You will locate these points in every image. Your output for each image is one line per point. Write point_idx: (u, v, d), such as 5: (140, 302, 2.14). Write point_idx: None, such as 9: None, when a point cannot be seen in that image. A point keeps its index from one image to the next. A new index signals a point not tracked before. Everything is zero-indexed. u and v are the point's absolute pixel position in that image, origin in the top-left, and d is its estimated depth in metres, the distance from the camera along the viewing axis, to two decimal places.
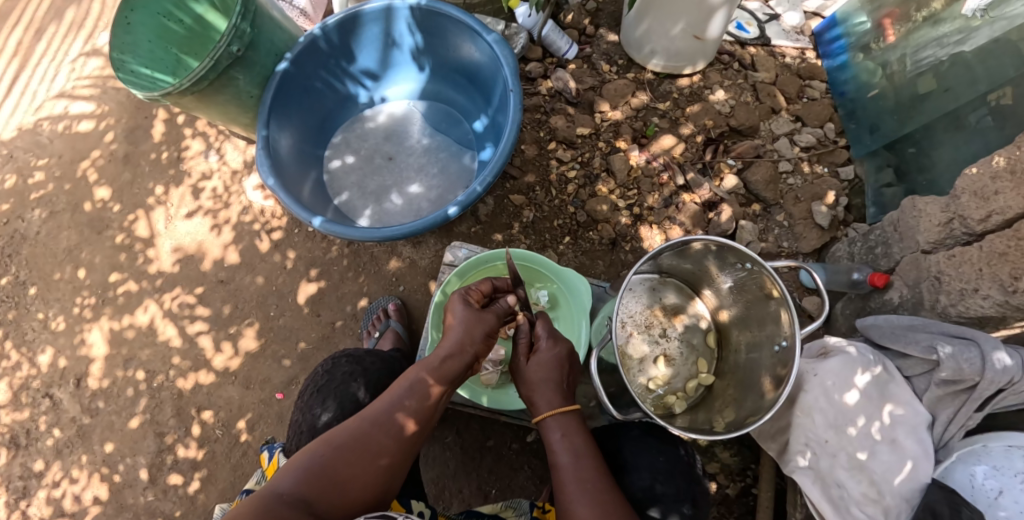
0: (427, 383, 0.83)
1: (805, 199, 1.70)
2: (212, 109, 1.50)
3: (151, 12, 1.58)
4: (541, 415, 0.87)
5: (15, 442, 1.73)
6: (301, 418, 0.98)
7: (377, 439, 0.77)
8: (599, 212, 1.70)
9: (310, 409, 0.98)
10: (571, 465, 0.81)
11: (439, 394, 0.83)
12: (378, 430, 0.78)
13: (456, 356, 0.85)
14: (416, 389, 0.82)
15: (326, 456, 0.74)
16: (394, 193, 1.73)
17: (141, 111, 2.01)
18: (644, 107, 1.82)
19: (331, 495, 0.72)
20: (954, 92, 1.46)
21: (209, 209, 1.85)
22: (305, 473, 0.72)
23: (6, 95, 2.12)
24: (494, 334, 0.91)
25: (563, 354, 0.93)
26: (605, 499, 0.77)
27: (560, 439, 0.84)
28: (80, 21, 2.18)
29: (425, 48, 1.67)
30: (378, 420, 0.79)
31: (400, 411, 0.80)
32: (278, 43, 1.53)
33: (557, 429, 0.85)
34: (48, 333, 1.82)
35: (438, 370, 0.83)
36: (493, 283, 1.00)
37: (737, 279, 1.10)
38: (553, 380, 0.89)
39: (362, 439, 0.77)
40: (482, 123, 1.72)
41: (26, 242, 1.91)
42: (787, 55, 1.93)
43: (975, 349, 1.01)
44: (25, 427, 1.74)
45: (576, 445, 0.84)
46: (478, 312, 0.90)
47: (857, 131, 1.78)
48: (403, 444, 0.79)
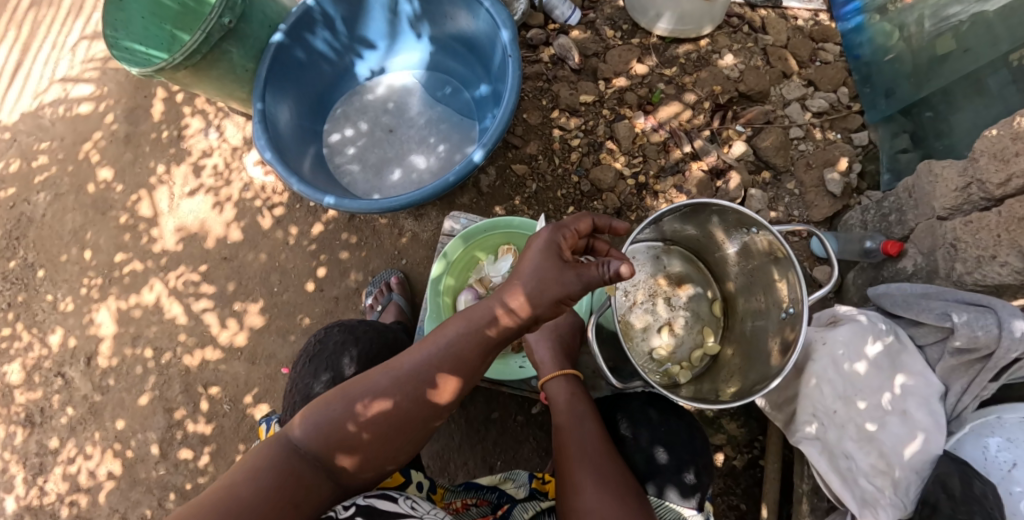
0: (466, 349, 0.71)
1: (817, 165, 1.64)
2: (209, 85, 1.49)
3: None
4: (550, 375, 0.93)
5: (30, 420, 1.77)
6: (295, 388, 0.97)
7: (400, 404, 0.70)
8: (604, 181, 1.66)
9: (305, 379, 0.97)
10: (574, 424, 0.84)
11: (478, 355, 0.72)
12: (399, 392, 0.70)
13: (512, 316, 0.69)
14: (458, 348, 0.71)
15: (342, 416, 0.69)
16: (395, 166, 1.67)
17: (141, 90, 1.98)
18: (649, 72, 1.76)
19: (346, 454, 0.69)
20: (974, 53, 1.40)
21: (211, 186, 1.83)
22: (320, 430, 0.68)
23: (7, 79, 2.12)
24: (569, 300, 0.70)
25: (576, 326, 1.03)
26: (603, 458, 0.79)
27: (566, 401, 0.89)
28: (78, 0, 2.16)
29: (423, 16, 1.61)
30: (402, 382, 0.70)
31: (428, 375, 0.70)
32: (271, 14, 1.52)
33: (564, 391, 0.90)
34: (58, 314, 1.84)
35: (487, 330, 0.70)
36: (593, 222, 0.79)
37: (744, 244, 1.08)
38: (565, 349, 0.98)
39: (383, 402, 0.69)
40: (483, 92, 1.66)
41: (33, 224, 1.93)
42: (799, 18, 1.86)
43: (991, 317, 0.98)
44: (39, 406, 1.77)
45: (580, 406, 0.88)
46: (562, 268, 0.70)
47: (872, 96, 1.72)
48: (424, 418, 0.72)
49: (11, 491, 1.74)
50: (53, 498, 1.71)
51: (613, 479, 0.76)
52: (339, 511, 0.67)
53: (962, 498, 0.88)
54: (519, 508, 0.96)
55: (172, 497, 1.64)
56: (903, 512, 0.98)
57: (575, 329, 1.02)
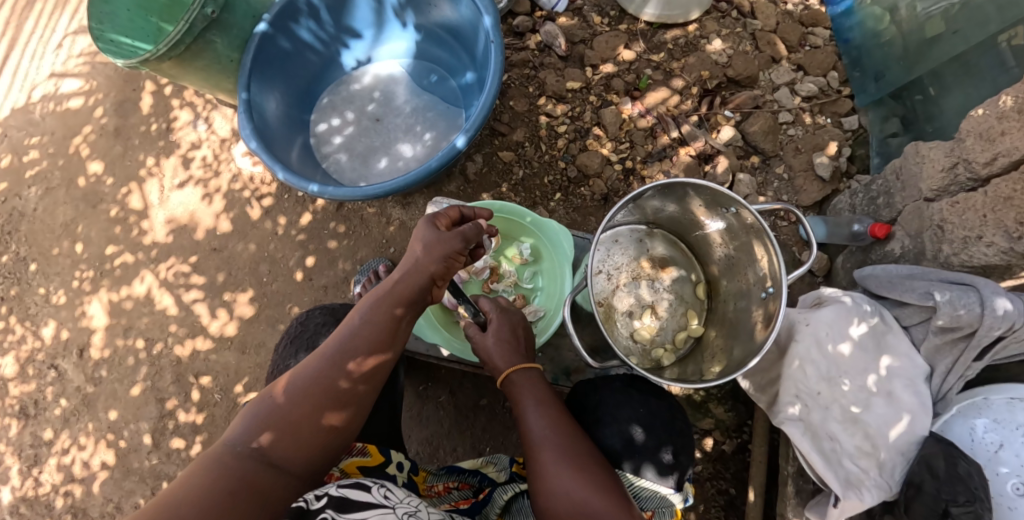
0: (380, 316, 0.79)
1: (806, 149, 1.65)
2: (193, 75, 1.49)
3: None
4: (505, 371, 0.87)
5: (24, 412, 1.79)
6: (275, 371, 0.98)
7: (332, 384, 0.73)
8: (591, 167, 1.66)
9: (284, 361, 0.97)
10: (535, 410, 0.82)
11: (394, 322, 0.80)
12: (331, 370, 0.74)
13: (412, 277, 0.82)
14: (373, 320, 0.79)
15: (279, 404, 0.71)
16: (382, 154, 1.67)
17: (130, 83, 1.98)
18: (637, 58, 1.76)
19: (288, 443, 0.70)
20: (963, 35, 1.39)
21: (200, 178, 1.83)
22: (259, 424, 0.69)
23: None
24: (456, 255, 0.87)
25: (514, 319, 0.96)
26: (567, 437, 0.79)
27: (525, 392, 0.85)
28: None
29: (407, 4, 1.60)
30: (332, 359, 0.75)
31: (353, 348, 0.76)
32: (255, 3, 1.50)
33: (521, 383, 0.86)
34: (51, 307, 1.85)
35: (395, 295, 0.81)
36: (462, 210, 0.95)
37: (725, 225, 1.09)
38: (508, 344, 0.91)
39: (316, 382, 0.73)
40: (468, 79, 1.66)
41: (24, 218, 1.94)
42: (789, 2, 1.83)
43: (973, 295, 0.98)
44: (33, 398, 1.79)
45: (536, 393, 0.84)
46: (441, 234, 0.87)
47: (862, 80, 1.71)
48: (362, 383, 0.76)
49: (6, 482, 1.76)
50: (48, 489, 1.73)
51: (580, 458, 0.76)
52: (311, 503, 0.64)
53: (946, 476, 0.89)
54: (499, 490, 0.96)
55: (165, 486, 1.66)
56: (888, 493, 0.99)
57: (514, 322, 0.96)
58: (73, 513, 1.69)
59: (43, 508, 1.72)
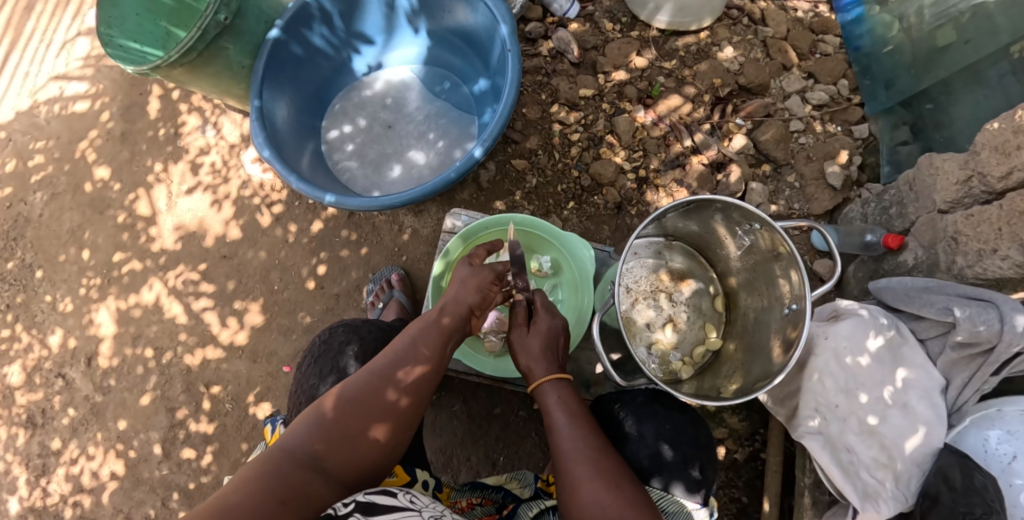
0: (428, 335, 0.82)
1: (817, 158, 1.64)
2: (204, 81, 1.47)
3: None
4: (539, 380, 0.87)
5: (32, 421, 1.77)
6: (300, 389, 0.97)
7: (384, 397, 0.75)
8: (604, 176, 1.66)
9: (309, 380, 0.97)
10: (567, 425, 0.81)
11: (442, 340, 0.83)
12: (383, 384, 0.76)
13: (454, 305, 0.86)
14: (424, 340, 0.81)
15: (333, 414, 0.73)
16: (394, 161, 1.67)
17: (136, 88, 1.96)
18: (649, 66, 1.75)
19: (340, 453, 0.71)
20: (974, 45, 1.39)
21: (208, 184, 1.82)
22: (314, 432, 0.71)
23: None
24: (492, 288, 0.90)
25: (561, 326, 0.95)
26: (601, 456, 0.77)
27: (559, 403, 0.84)
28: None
29: (420, 9, 1.58)
30: (383, 374, 0.77)
31: (403, 365, 0.78)
32: (267, 10, 1.49)
33: (555, 394, 0.85)
34: (58, 314, 1.83)
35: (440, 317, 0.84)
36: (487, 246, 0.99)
37: (746, 240, 1.09)
38: (548, 349, 0.91)
39: (369, 394, 0.75)
40: (481, 86, 1.65)
41: (30, 224, 1.91)
42: (799, 9, 1.84)
43: (992, 311, 0.99)
44: (40, 407, 1.77)
45: (571, 407, 0.84)
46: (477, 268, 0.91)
47: (871, 87, 1.71)
48: (412, 393, 0.78)
49: (14, 492, 1.74)
50: (57, 499, 1.71)
51: (616, 476, 0.74)
52: (337, 509, 0.64)
53: (962, 488, 0.90)
54: (524, 507, 0.95)
55: (177, 497, 1.65)
56: (904, 504, 1.00)
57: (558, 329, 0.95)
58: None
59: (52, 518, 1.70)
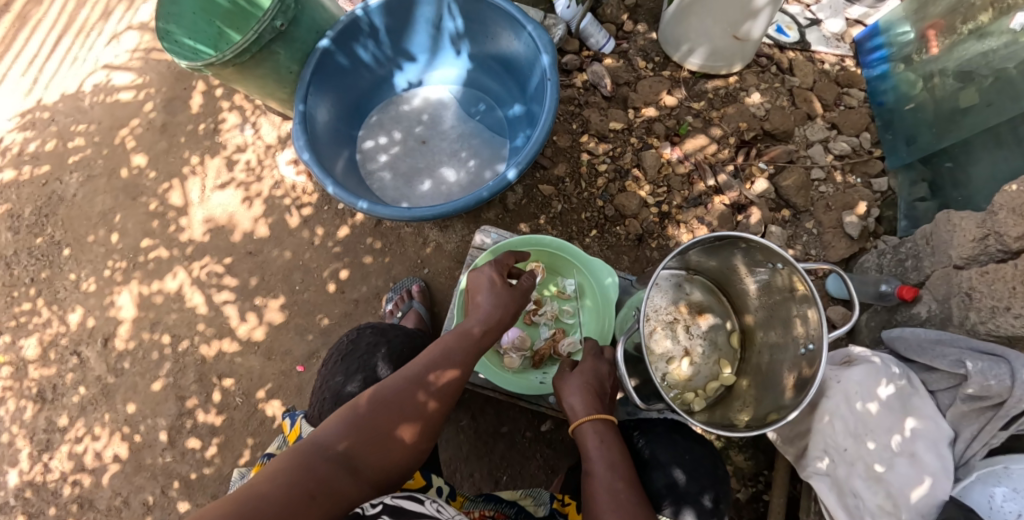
0: (459, 341, 0.84)
1: (835, 207, 1.68)
2: (251, 83, 1.53)
3: None
4: (579, 420, 0.88)
5: (41, 396, 1.79)
6: (325, 385, 1.00)
7: (414, 398, 0.77)
8: (628, 208, 1.70)
9: (334, 377, 1.00)
10: (604, 474, 0.81)
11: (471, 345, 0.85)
12: (414, 386, 0.78)
13: (487, 311, 0.89)
14: (454, 346, 0.83)
15: (366, 413, 0.74)
16: (425, 176, 1.71)
17: (181, 82, 2.04)
18: (678, 105, 1.81)
19: (371, 451, 0.72)
20: (996, 108, 1.44)
21: (242, 181, 1.87)
22: (346, 428, 0.73)
23: (48, 59, 2.18)
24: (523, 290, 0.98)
25: (602, 369, 0.98)
26: (632, 511, 0.76)
27: (595, 448, 0.85)
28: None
29: (465, 34, 1.64)
30: (414, 376, 0.79)
31: (433, 369, 0.80)
32: (320, 21, 1.56)
33: (593, 439, 0.86)
34: (80, 293, 1.87)
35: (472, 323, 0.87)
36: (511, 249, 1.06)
37: (765, 280, 1.12)
38: (593, 393, 0.93)
39: (400, 395, 0.76)
40: (515, 111, 1.70)
41: (63, 203, 1.97)
42: (826, 62, 1.89)
43: (1004, 367, 1.00)
44: (52, 383, 1.79)
45: (610, 456, 0.84)
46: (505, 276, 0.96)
47: (893, 142, 1.75)
48: (441, 396, 0.79)
49: (14, 465, 1.75)
50: (56, 476, 1.72)
51: None
52: (366, 509, 0.71)
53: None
54: None
55: (177, 485, 1.65)
56: None
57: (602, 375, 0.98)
58: (79, 504, 1.68)
59: (49, 495, 1.71)
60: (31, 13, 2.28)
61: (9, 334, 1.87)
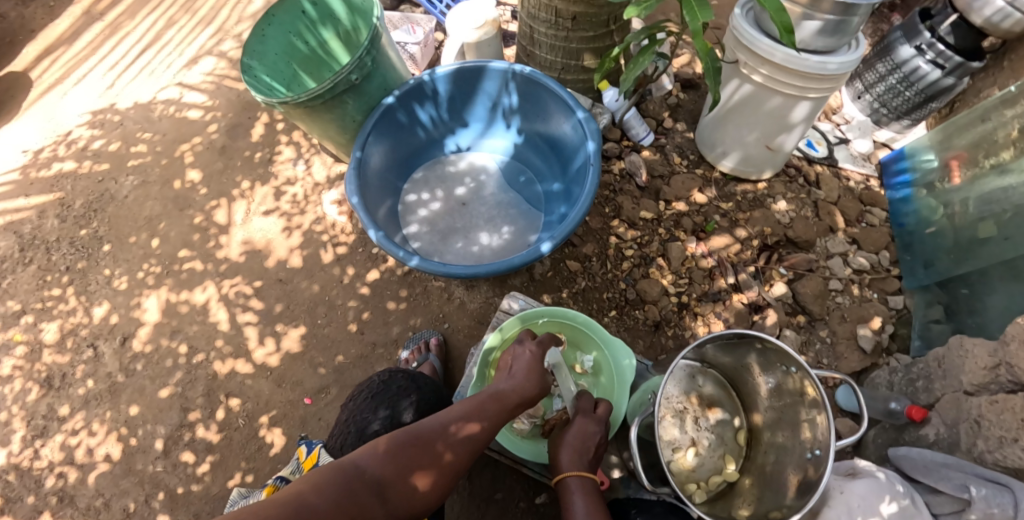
0: (493, 398, 0.91)
1: (850, 319, 1.73)
2: (316, 125, 1.65)
3: (284, 30, 1.74)
4: (564, 473, 0.97)
5: (49, 382, 1.83)
6: (352, 419, 1.09)
7: (446, 442, 0.84)
8: (649, 294, 1.75)
9: (362, 413, 1.09)
10: None
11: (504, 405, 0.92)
12: (447, 432, 0.85)
13: (522, 374, 0.96)
14: (489, 401, 0.91)
15: (402, 446, 0.81)
16: (460, 236, 1.79)
17: (247, 111, 2.20)
18: (707, 203, 1.90)
19: (399, 484, 0.78)
20: (1013, 242, 1.50)
21: (286, 211, 1.97)
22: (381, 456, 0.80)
23: (128, 66, 2.39)
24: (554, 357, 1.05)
25: (595, 426, 1.04)
26: None
27: (578, 500, 0.94)
28: (211, 21, 2.47)
29: (517, 112, 1.77)
30: (450, 422, 0.86)
31: (467, 419, 0.87)
32: (389, 80, 1.70)
33: (577, 491, 0.95)
34: (110, 289, 1.94)
35: (508, 384, 0.94)
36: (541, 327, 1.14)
37: (778, 383, 1.16)
38: (583, 450, 1.00)
39: (434, 437, 0.84)
40: (554, 187, 1.80)
41: (112, 202, 2.08)
42: (851, 179, 2.01)
43: (1009, 495, 1.02)
44: (63, 371, 1.84)
45: (591, 508, 0.94)
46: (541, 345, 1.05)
47: (911, 264, 1.81)
48: (468, 446, 0.85)
49: (6, 445, 1.76)
50: (44, 465, 1.73)
51: None
52: None
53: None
54: None
55: (161, 497, 1.65)
56: None
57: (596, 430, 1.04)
58: (59, 498, 1.68)
59: (32, 483, 1.71)
60: (124, 22, 2.55)
61: (32, 316, 1.93)
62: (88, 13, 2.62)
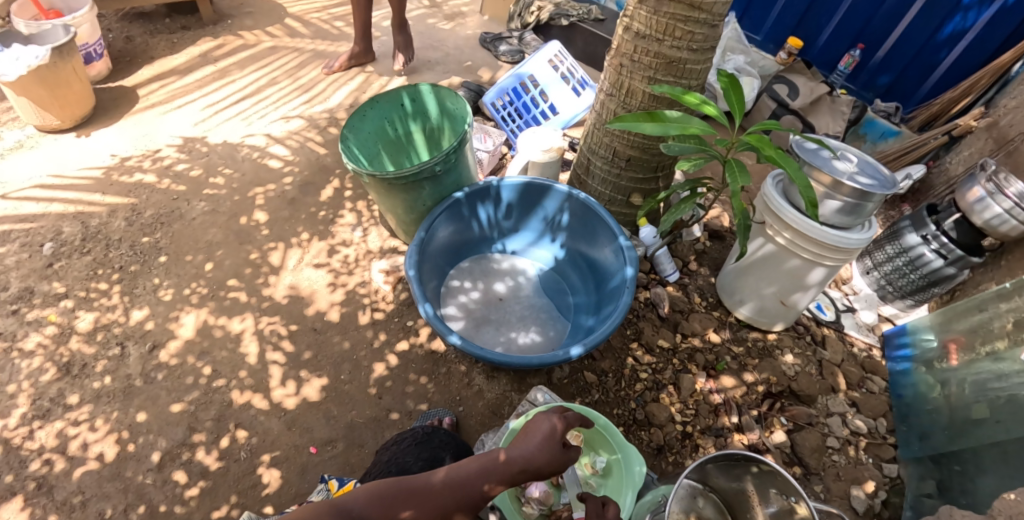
0: (482, 465, 1.06)
1: (844, 478, 1.79)
2: (389, 200, 1.86)
3: (380, 116, 2.00)
4: None
5: (68, 368, 1.85)
6: (394, 460, 1.29)
7: (433, 494, 1.00)
8: (657, 417, 1.82)
9: (404, 456, 1.30)
10: None
11: (490, 473, 1.06)
12: (437, 485, 1.01)
13: (520, 452, 1.09)
14: (480, 467, 1.06)
15: (394, 490, 0.97)
16: (492, 327, 1.92)
17: (322, 175, 2.45)
18: (719, 345, 2.04)
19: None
20: (1005, 425, 1.59)
21: (335, 268, 2.13)
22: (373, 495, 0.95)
23: (227, 109, 2.74)
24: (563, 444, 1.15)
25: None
26: None
27: None
28: (309, 88, 2.90)
29: (565, 228, 1.99)
30: (440, 478, 1.02)
31: (455, 477, 1.03)
32: (461, 176, 1.94)
33: None
34: (154, 297, 2.04)
35: (502, 455, 1.08)
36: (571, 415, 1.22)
37: (775, 517, 1.28)
38: None
39: (421, 488, 0.99)
40: (585, 301, 1.95)
41: (180, 220, 2.25)
42: (855, 344, 2.16)
43: None
44: (84, 361, 1.87)
45: None
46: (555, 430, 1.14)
47: (907, 434, 1.89)
48: (451, 501, 1.00)
49: (3, 417, 1.75)
50: (34, 447, 1.70)
51: None
52: None
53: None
54: None
55: (141, 512, 1.61)
56: None
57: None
58: (37, 484, 1.64)
59: (14, 463, 1.67)
60: (235, 73, 2.96)
61: (72, 301, 2.00)
62: (205, 56, 3.06)
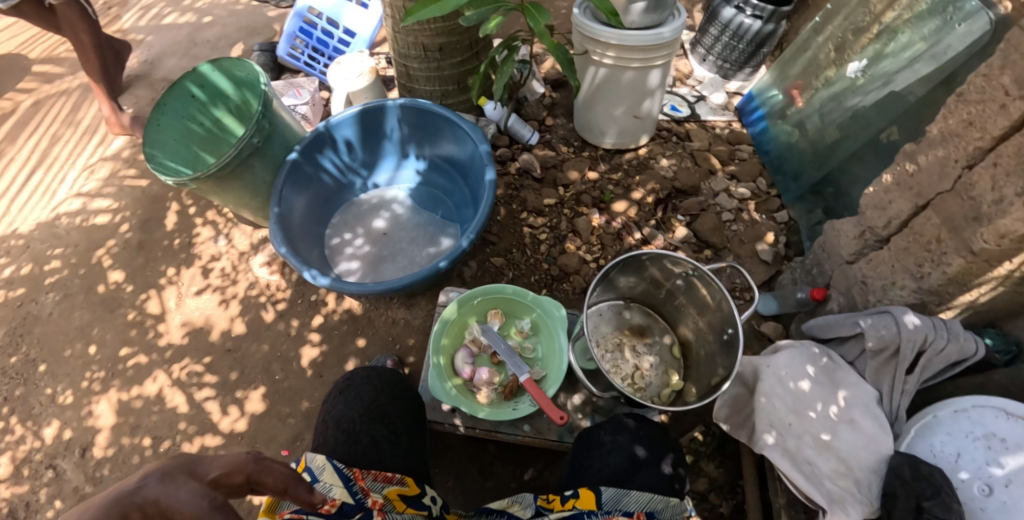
0: None
1: (748, 240, 1.96)
2: (229, 194, 1.75)
3: (178, 116, 1.87)
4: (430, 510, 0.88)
5: (12, 515, 1.72)
6: (327, 415, 1.20)
7: None
8: (570, 266, 1.92)
9: (336, 405, 1.21)
10: None
11: None
12: None
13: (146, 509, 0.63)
14: None
15: None
16: (390, 262, 1.90)
17: (156, 205, 2.25)
18: (600, 179, 2.12)
19: None
20: (852, 137, 1.82)
21: (217, 286, 2.02)
22: None
23: (14, 188, 2.39)
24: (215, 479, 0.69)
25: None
26: None
27: None
28: (95, 130, 2.58)
29: (412, 140, 1.95)
30: None
31: None
32: (288, 137, 1.83)
33: None
34: (55, 407, 1.88)
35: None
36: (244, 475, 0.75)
37: (686, 291, 1.33)
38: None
39: None
40: (462, 197, 1.95)
41: (37, 322, 2.04)
42: (717, 127, 2.31)
43: (890, 319, 1.32)
44: (24, 500, 1.74)
45: None
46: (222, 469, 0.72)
47: (784, 181, 2.08)
48: None
49: None
50: None
51: None
52: None
53: (912, 477, 1.09)
54: None
55: None
56: (869, 508, 1.16)
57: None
58: None
59: None
60: (3, 148, 2.55)
61: None
62: None
